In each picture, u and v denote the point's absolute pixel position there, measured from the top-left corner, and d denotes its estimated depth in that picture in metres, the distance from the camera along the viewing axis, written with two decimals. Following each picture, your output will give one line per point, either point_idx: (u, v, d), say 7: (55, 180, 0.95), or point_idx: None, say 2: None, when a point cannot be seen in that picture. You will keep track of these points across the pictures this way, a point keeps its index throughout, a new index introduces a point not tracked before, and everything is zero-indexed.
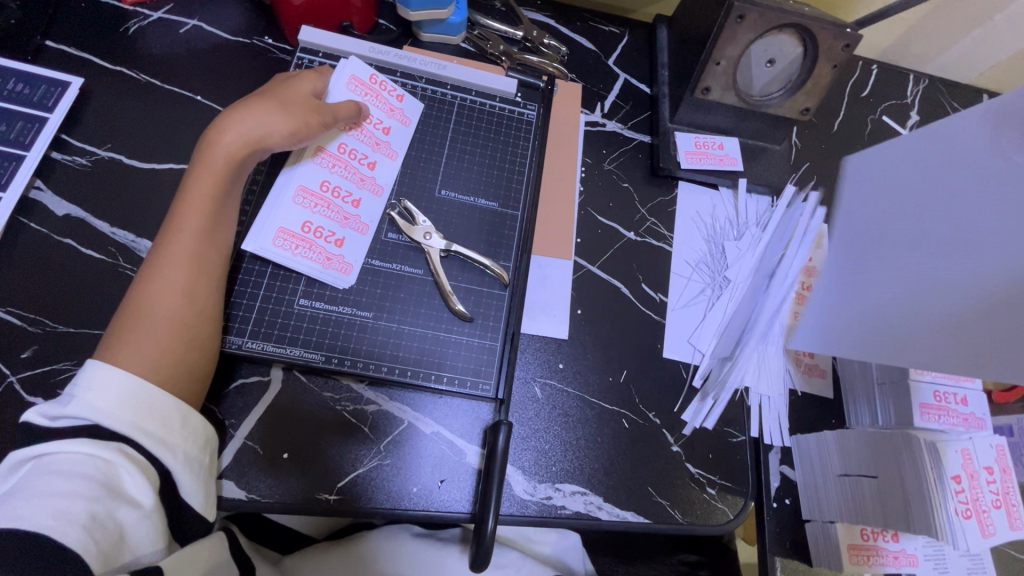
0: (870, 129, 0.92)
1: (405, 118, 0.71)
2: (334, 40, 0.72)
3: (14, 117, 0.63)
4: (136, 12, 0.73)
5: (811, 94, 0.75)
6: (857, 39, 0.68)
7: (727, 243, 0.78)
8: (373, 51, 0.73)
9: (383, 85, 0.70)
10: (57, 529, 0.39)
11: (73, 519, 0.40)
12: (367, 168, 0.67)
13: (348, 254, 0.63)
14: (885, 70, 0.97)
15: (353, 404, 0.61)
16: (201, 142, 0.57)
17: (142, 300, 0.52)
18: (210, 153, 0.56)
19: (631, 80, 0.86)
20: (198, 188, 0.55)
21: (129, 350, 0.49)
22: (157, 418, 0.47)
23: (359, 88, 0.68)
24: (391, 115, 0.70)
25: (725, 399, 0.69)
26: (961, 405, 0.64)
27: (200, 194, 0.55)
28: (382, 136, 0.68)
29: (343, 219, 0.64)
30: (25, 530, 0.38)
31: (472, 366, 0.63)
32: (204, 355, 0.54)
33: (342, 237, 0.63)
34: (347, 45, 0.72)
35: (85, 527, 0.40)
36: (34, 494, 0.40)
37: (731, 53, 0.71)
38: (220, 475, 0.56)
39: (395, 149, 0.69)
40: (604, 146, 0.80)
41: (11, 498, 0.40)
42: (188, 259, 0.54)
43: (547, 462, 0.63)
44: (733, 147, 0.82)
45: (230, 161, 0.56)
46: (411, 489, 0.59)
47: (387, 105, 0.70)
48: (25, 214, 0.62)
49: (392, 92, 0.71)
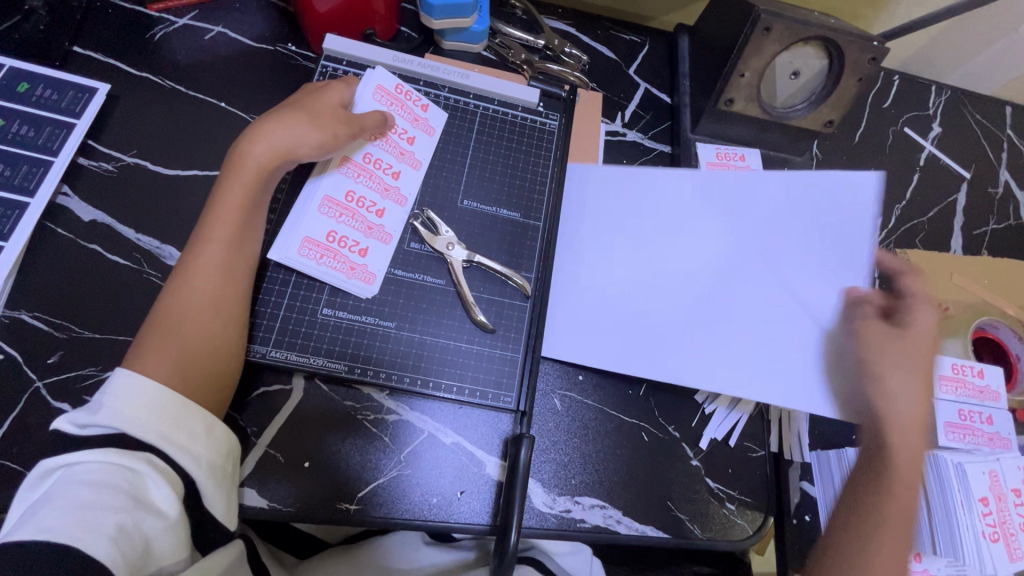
0: (892, 140, 0.91)
1: (429, 128, 0.71)
2: (359, 48, 0.72)
3: (43, 123, 0.64)
4: (161, 18, 0.73)
5: (836, 106, 0.75)
6: (885, 52, 0.68)
7: None
8: (397, 59, 0.73)
9: (408, 95, 0.70)
10: (86, 541, 0.39)
11: (101, 531, 0.40)
12: (391, 177, 0.67)
13: (371, 264, 0.63)
14: (907, 81, 0.96)
15: (374, 413, 0.61)
16: (231, 153, 0.57)
17: (171, 310, 0.52)
18: (240, 165, 0.56)
19: (651, 90, 0.85)
20: (228, 199, 0.56)
21: (158, 360, 0.50)
22: (183, 428, 0.47)
23: (385, 98, 0.69)
24: (415, 125, 0.70)
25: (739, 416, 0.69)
26: (985, 424, 0.64)
27: (230, 205, 0.56)
28: (407, 146, 0.69)
29: (367, 229, 0.64)
30: (54, 542, 0.38)
31: (494, 378, 0.63)
32: (230, 365, 0.54)
33: (366, 247, 0.63)
34: (372, 54, 0.73)
35: (113, 538, 0.40)
36: (64, 505, 0.40)
37: (756, 65, 0.70)
38: (242, 483, 0.56)
39: (418, 159, 0.69)
40: (624, 156, 0.80)
41: (41, 508, 0.40)
42: (217, 270, 0.54)
43: (567, 474, 0.63)
44: (755, 158, 0.81)
45: (259, 173, 0.57)
46: (431, 500, 0.59)
47: (411, 115, 0.70)
48: (51, 220, 0.62)
49: (417, 102, 0.71)
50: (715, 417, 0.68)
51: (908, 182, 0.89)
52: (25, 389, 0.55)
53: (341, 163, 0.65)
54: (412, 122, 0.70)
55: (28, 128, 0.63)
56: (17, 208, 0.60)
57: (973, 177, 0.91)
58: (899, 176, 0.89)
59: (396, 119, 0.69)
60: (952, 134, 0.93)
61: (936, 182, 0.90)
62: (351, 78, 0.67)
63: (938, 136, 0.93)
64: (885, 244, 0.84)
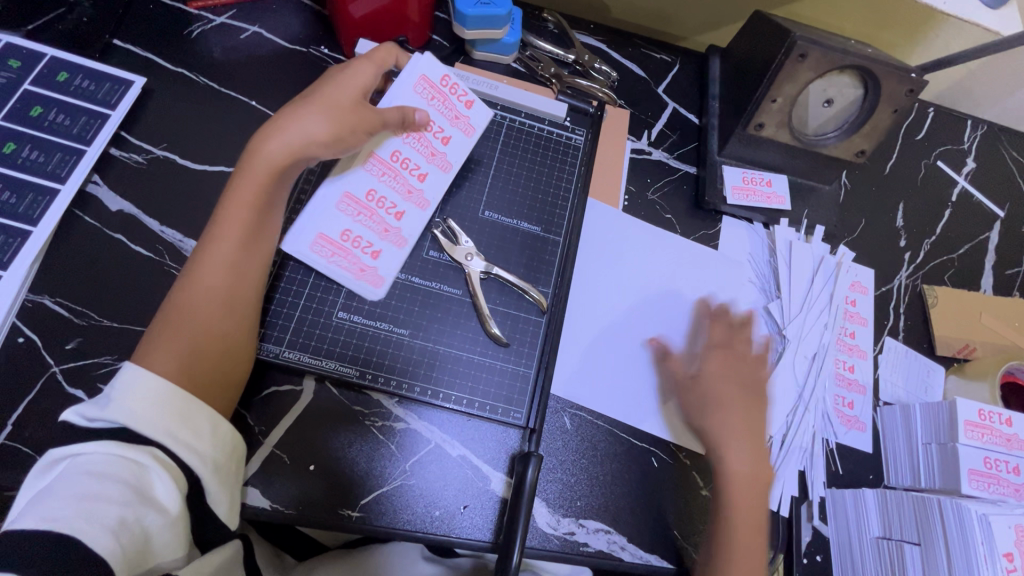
0: (924, 174, 0.89)
1: (469, 128, 0.69)
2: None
3: (79, 113, 0.65)
4: (200, 15, 0.75)
5: (869, 137, 0.73)
6: (922, 85, 0.66)
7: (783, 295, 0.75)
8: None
9: (453, 89, 0.68)
10: (87, 534, 0.39)
11: (101, 524, 0.40)
12: (417, 179, 0.66)
13: (383, 267, 0.63)
14: (942, 114, 0.94)
15: (381, 420, 0.60)
16: (246, 151, 0.57)
17: (180, 302, 0.53)
18: (253, 161, 0.56)
19: (680, 110, 0.84)
20: (239, 196, 0.55)
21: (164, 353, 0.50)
22: (189, 426, 0.47)
23: (427, 91, 0.67)
24: (451, 120, 0.68)
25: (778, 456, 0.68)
26: (1013, 474, 0.61)
27: (241, 202, 0.55)
28: (439, 146, 0.67)
29: (383, 231, 0.64)
30: (53, 532, 0.38)
31: (505, 394, 0.62)
32: (236, 361, 0.54)
33: (380, 249, 0.63)
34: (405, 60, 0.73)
35: (112, 532, 0.40)
36: (67, 496, 0.40)
37: (789, 91, 0.69)
38: (245, 482, 0.56)
39: (447, 159, 0.68)
40: (648, 175, 0.79)
41: (46, 498, 0.40)
42: (227, 267, 0.54)
43: (572, 496, 0.61)
44: (782, 185, 0.80)
45: (272, 169, 0.56)
46: (433, 513, 0.58)
47: (452, 112, 0.68)
48: (80, 208, 0.63)
49: (457, 98, 0.69)
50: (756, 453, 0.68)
51: (939, 218, 0.87)
52: (42, 373, 0.56)
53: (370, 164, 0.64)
54: (451, 120, 0.68)
55: (65, 116, 0.64)
56: (47, 194, 0.61)
57: (1006, 215, 0.89)
58: (930, 211, 0.87)
59: (434, 113, 0.67)
60: (986, 171, 0.91)
61: (967, 219, 0.87)
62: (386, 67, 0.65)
63: (971, 172, 0.90)
64: (911, 279, 0.82)
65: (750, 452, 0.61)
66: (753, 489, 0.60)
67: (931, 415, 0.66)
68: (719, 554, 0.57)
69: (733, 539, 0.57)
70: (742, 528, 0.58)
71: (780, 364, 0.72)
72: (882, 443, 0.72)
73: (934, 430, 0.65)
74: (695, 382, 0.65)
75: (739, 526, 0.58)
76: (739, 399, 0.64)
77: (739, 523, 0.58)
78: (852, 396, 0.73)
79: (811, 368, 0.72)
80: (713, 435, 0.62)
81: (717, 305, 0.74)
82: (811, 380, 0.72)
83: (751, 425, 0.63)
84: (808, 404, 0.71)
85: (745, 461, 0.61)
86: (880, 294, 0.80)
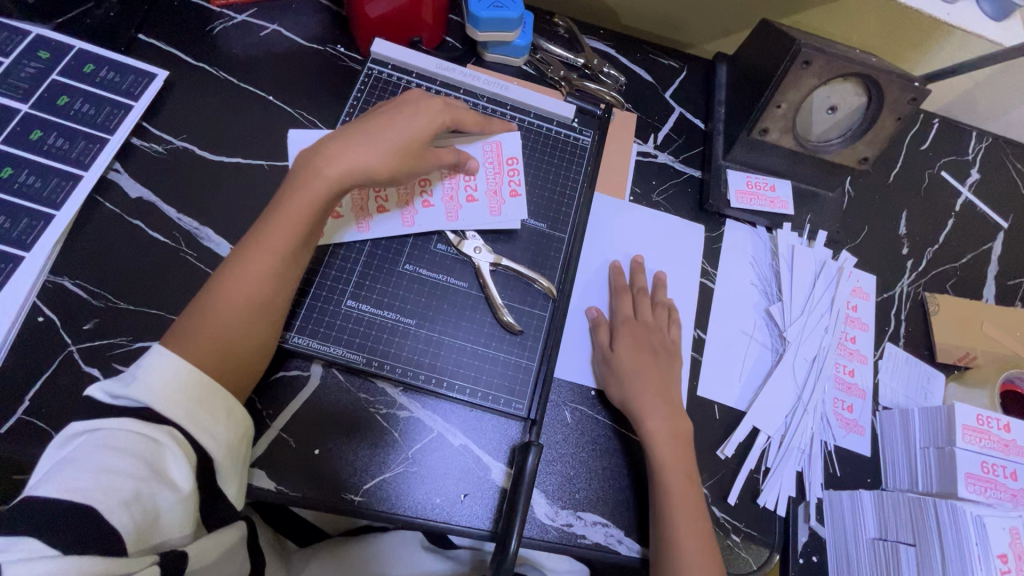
0: (927, 184, 0.90)
1: (497, 209, 0.69)
2: (406, 54, 0.75)
3: (103, 103, 0.67)
4: (221, 13, 0.77)
5: (872, 144, 0.74)
6: (925, 94, 0.68)
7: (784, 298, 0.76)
8: (440, 66, 0.75)
9: (512, 171, 0.72)
10: (103, 505, 0.41)
11: (117, 496, 0.42)
12: (423, 204, 0.68)
13: (332, 232, 0.65)
14: (947, 125, 0.94)
15: (386, 408, 0.62)
16: (307, 165, 0.56)
17: (217, 302, 0.53)
18: (312, 182, 0.56)
19: (686, 115, 0.86)
20: (291, 209, 0.55)
21: (196, 351, 0.51)
22: (205, 409, 0.49)
23: (491, 155, 0.72)
24: (494, 189, 0.70)
25: (773, 454, 0.69)
26: (1011, 479, 0.61)
27: (291, 214, 0.55)
28: (462, 201, 0.69)
29: (359, 211, 0.67)
30: (72, 501, 0.40)
31: (508, 385, 0.64)
32: (260, 362, 0.56)
33: (342, 219, 0.66)
34: (418, 60, 0.75)
35: (126, 505, 0.42)
36: (86, 466, 0.42)
37: (793, 97, 0.71)
38: (252, 464, 0.57)
39: (460, 215, 0.68)
40: (653, 178, 0.81)
41: (66, 467, 0.42)
42: (265, 278, 0.54)
43: (571, 488, 0.62)
44: (785, 190, 0.81)
45: (326, 197, 0.56)
46: (434, 500, 0.59)
47: (496, 187, 0.70)
48: (101, 194, 0.65)
49: (513, 168, 0.72)
50: (752, 450, 0.69)
51: (941, 227, 0.87)
52: (59, 352, 0.58)
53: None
54: (493, 187, 0.70)
55: (90, 106, 0.67)
56: (71, 179, 0.63)
57: (1009, 227, 0.89)
58: (933, 220, 0.87)
59: (485, 176, 0.71)
60: (990, 182, 0.92)
61: (970, 229, 0.88)
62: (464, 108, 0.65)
63: (975, 183, 0.91)
64: (913, 287, 0.83)
65: (666, 416, 0.63)
66: (680, 450, 0.62)
67: (929, 419, 0.67)
68: (666, 524, 0.58)
69: (671, 508, 0.59)
70: (679, 494, 0.60)
71: (780, 365, 0.73)
72: (881, 447, 0.72)
73: (932, 434, 0.66)
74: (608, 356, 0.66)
75: (676, 493, 0.59)
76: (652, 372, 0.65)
77: (675, 491, 0.60)
78: (852, 399, 0.74)
79: (811, 370, 0.73)
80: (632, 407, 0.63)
81: (717, 306, 0.75)
82: (811, 383, 0.72)
83: (667, 393, 0.64)
84: (808, 405, 0.72)
85: (666, 426, 0.62)
86: (881, 300, 0.81)
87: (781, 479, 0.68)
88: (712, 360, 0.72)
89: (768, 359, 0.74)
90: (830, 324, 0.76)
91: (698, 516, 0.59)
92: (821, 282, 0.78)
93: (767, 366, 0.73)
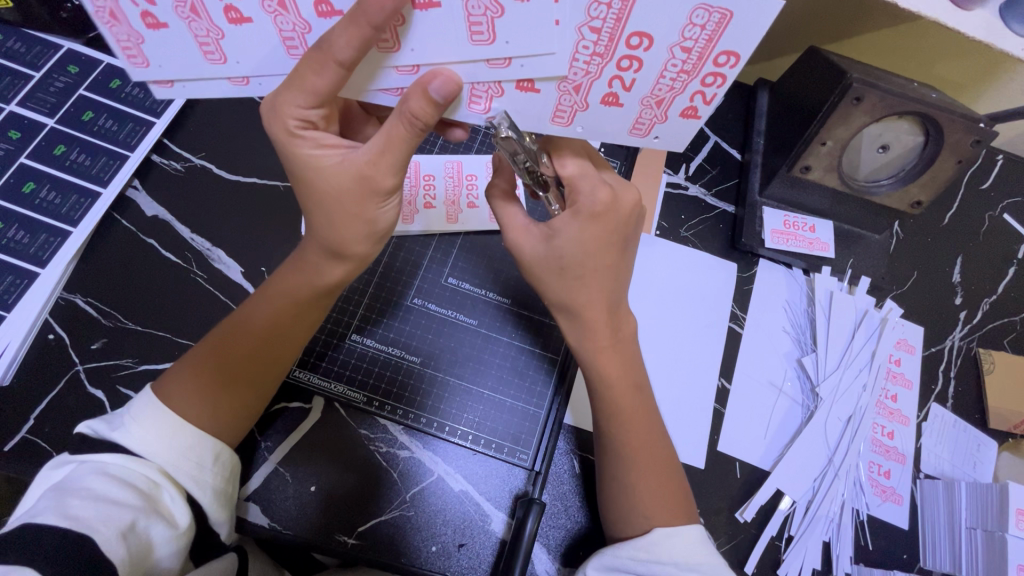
0: (987, 227, 0.82)
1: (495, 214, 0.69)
2: (173, 55, 0.40)
3: (126, 119, 0.67)
4: None
5: (926, 187, 0.68)
6: (991, 136, 0.61)
7: (817, 348, 0.71)
8: (233, 68, 0.41)
9: (695, 67, 0.41)
10: (102, 534, 0.39)
11: (116, 525, 0.40)
12: (424, 203, 0.68)
13: None
14: (1013, 163, 0.86)
15: (386, 447, 0.59)
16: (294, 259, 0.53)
17: (223, 342, 0.51)
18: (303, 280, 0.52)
19: (722, 144, 0.81)
20: (290, 283, 0.52)
21: (188, 399, 0.48)
22: (191, 455, 0.47)
23: (672, 80, 0.42)
24: (667, 104, 0.44)
25: (798, 519, 0.64)
26: None
27: (295, 287, 0.52)
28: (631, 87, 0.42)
29: None
30: (70, 528, 0.38)
31: (512, 432, 0.61)
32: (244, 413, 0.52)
33: None
34: (205, 72, 0.41)
35: (124, 534, 0.40)
36: (86, 495, 0.41)
37: (840, 135, 0.65)
38: (246, 499, 0.56)
39: (495, 108, 0.44)
40: (683, 212, 0.77)
41: (64, 493, 0.41)
42: (270, 331, 0.52)
43: (575, 545, 0.58)
44: (826, 231, 0.75)
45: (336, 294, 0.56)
46: (430, 548, 0.56)
47: None
48: (119, 212, 0.65)
49: (701, 91, 0.43)
50: (775, 515, 0.64)
51: (1001, 274, 0.80)
52: (67, 371, 0.58)
53: (234, 21, 0.38)
54: (665, 94, 0.43)
55: (113, 122, 0.67)
56: (89, 196, 0.63)
57: None
58: (992, 267, 0.80)
59: (660, 71, 0.41)
60: None
61: None
62: (313, 55, 0.38)
63: None
64: (965, 341, 0.75)
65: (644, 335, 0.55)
66: (621, 373, 0.54)
67: (976, 497, 0.62)
68: (618, 435, 0.54)
69: (618, 427, 0.54)
70: (626, 411, 0.54)
71: (808, 423, 0.67)
72: (921, 520, 0.66)
73: (981, 514, 0.61)
74: (571, 194, 0.51)
75: (634, 412, 0.54)
76: (603, 265, 0.51)
77: (633, 411, 0.54)
78: (889, 464, 0.68)
79: (845, 432, 0.68)
80: (572, 304, 0.52)
81: (743, 351, 0.70)
82: (844, 445, 0.67)
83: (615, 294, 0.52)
84: (838, 469, 0.66)
85: (599, 343, 0.53)
86: (929, 355, 0.74)
87: (804, 548, 0.63)
88: (734, 409, 0.67)
89: (798, 417, 0.68)
90: (867, 379, 0.70)
91: (660, 450, 0.55)
92: (861, 333, 0.72)
93: (795, 423, 0.68)
